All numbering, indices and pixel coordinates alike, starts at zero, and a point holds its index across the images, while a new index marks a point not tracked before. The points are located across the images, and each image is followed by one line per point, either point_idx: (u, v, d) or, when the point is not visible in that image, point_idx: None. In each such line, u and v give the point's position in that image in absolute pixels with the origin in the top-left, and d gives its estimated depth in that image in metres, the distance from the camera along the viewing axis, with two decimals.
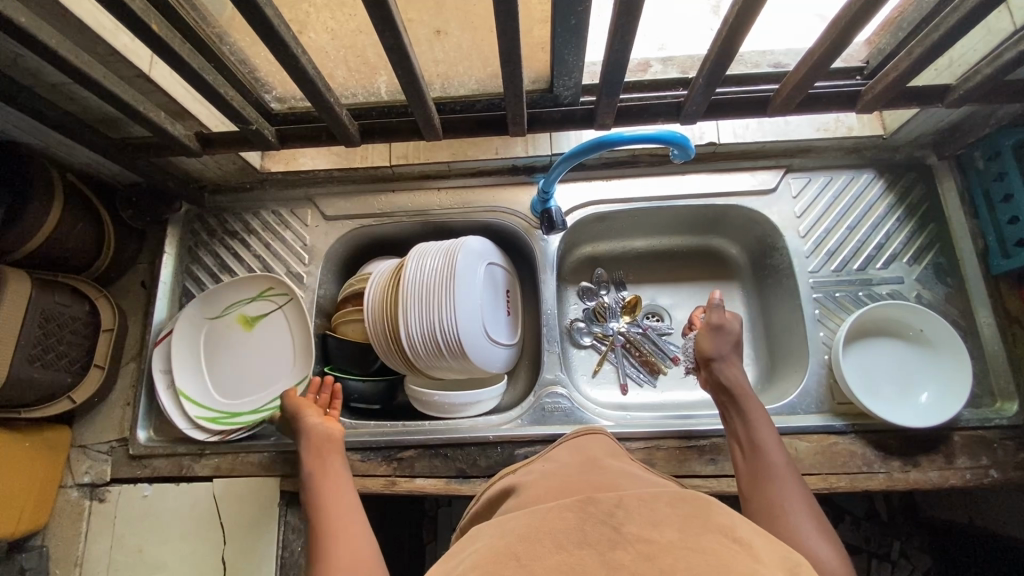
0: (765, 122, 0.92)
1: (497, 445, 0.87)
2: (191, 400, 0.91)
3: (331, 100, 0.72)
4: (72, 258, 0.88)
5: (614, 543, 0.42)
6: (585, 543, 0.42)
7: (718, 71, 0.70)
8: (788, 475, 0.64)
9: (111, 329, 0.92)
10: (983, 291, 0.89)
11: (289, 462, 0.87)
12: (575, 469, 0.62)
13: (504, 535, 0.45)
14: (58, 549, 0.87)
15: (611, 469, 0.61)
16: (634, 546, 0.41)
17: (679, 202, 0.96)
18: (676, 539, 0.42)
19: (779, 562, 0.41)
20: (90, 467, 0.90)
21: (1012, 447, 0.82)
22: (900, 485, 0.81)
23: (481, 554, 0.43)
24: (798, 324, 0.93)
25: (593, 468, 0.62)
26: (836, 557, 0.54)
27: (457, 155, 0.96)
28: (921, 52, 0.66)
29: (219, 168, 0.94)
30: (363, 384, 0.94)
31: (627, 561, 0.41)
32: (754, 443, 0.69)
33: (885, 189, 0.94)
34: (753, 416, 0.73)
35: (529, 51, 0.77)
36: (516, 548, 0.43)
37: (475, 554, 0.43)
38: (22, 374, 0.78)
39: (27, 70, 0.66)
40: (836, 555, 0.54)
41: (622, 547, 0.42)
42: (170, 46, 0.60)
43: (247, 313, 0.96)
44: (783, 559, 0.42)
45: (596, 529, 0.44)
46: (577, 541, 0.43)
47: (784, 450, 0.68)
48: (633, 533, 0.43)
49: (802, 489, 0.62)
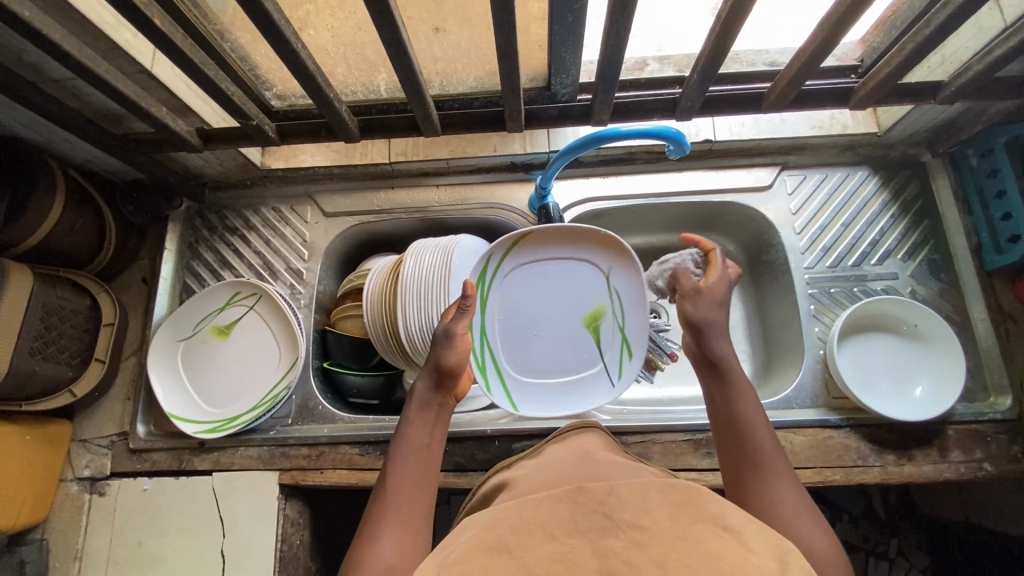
0: (761, 120, 0.93)
1: (494, 439, 0.88)
2: (182, 419, 0.89)
3: (331, 95, 0.72)
4: (73, 253, 0.89)
5: (607, 530, 0.43)
6: (577, 533, 0.43)
7: (711, 68, 0.71)
8: (773, 457, 0.58)
9: (112, 323, 0.92)
10: (976, 285, 0.89)
11: (289, 455, 0.88)
12: (568, 461, 0.63)
13: (497, 525, 0.45)
14: (58, 542, 0.88)
15: (603, 460, 0.63)
16: (627, 533, 0.42)
17: (676, 199, 0.97)
18: (666, 527, 0.43)
19: (769, 548, 0.41)
20: (91, 461, 0.91)
21: (1006, 441, 0.82)
22: (894, 478, 0.82)
23: (476, 541, 0.44)
24: (795, 320, 0.93)
25: (588, 459, 0.63)
26: (826, 552, 0.50)
27: (456, 152, 0.97)
28: (912, 47, 0.67)
29: (220, 165, 0.95)
30: (361, 379, 0.94)
31: (619, 548, 0.41)
32: (735, 423, 0.62)
33: (880, 186, 0.95)
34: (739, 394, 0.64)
35: (526, 49, 0.78)
36: (507, 539, 0.43)
37: (467, 542, 0.44)
38: (24, 366, 0.78)
39: (31, 65, 0.67)
40: (828, 549, 0.51)
41: (614, 534, 0.42)
42: (172, 41, 0.61)
43: (219, 324, 0.93)
44: (773, 546, 0.42)
45: (590, 517, 0.44)
46: (569, 530, 0.43)
47: (772, 431, 0.61)
48: (625, 521, 0.43)
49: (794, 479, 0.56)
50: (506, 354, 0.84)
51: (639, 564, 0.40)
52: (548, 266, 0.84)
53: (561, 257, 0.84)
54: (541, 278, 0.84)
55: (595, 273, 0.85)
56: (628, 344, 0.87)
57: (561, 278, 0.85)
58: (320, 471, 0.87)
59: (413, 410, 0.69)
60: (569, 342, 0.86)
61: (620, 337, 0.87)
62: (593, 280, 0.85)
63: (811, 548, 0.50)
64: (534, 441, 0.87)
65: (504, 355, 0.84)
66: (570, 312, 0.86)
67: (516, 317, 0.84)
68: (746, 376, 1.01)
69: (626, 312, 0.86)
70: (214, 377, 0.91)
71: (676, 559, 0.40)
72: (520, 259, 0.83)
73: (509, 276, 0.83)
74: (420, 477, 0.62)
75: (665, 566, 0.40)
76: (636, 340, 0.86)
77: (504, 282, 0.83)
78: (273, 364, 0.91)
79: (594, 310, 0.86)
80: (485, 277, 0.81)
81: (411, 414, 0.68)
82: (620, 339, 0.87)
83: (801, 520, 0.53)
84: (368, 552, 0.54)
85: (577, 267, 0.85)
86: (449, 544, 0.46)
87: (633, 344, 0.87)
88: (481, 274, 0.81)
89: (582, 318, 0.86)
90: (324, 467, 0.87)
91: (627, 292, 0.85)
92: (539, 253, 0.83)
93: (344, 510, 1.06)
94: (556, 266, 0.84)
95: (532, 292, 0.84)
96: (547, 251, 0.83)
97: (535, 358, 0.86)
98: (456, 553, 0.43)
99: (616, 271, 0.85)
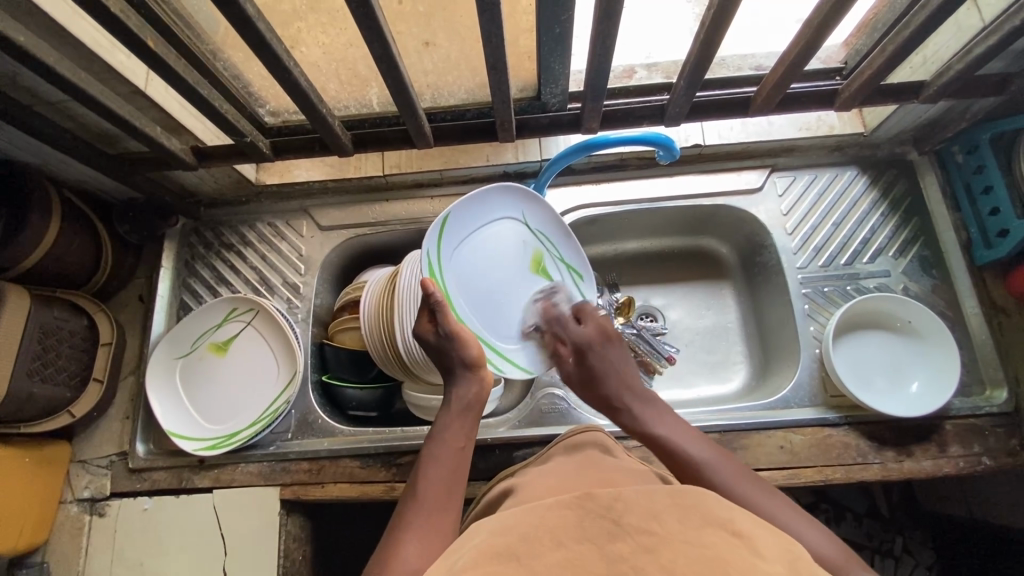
0: (749, 123, 0.95)
1: (495, 447, 0.87)
2: (181, 436, 0.89)
3: (324, 110, 0.73)
4: (70, 273, 0.89)
5: (613, 536, 0.43)
6: (585, 539, 0.43)
7: (698, 73, 0.72)
8: (753, 481, 0.62)
9: (110, 343, 0.92)
10: (968, 281, 0.90)
11: (290, 470, 0.88)
12: (574, 469, 0.63)
13: (504, 531, 0.45)
14: (58, 564, 0.87)
15: (610, 466, 0.63)
16: (635, 538, 0.42)
17: (668, 204, 0.98)
18: (676, 531, 0.43)
19: (775, 555, 0.42)
20: (90, 481, 0.90)
21: (1003, 434, 0.83)
22: (895, 475, 0.82)
23: (482, 548, 0.43)
24: (789, 320, 0.94)
25: (592, 466, 0.63)
26: (828, 539, 0.56)
27: (449, 163, 0.98)
28: (894, 49, 0.69)
29: (216, 183, 0.96)
30: (360, 392, 0.95)
31: (627, 552, 0.42)
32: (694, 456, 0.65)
33: (869, 184, 0.96)
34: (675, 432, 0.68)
35: (516, 60, 0.80)
36: (515, 547, 0.43)
37: (473, 552, 0.44)
38: (22, 388, 0.78)
39: (26, 88, 0.68)
40: (828, 537, 0.57)
41: (622, 539, 0.43)
42: (168, 63, 0.62)
43: (218, 340, 0.94)
44: (784, 550, 0.42)
45: (596, 523, 0.44)
46: (576, 537, 0.43)
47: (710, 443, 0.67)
48: (633, 525, 0.44)
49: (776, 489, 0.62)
50: (486, 330, 0.83)
51: (646, 569, 0.40)
52: (484, 237, 0.84)
53: (483, 219, 0.84)
54: (478, 248, 0.83)
55: (518, 225, 0.87)
56: (574, 269, 0.92)
57: (497, 239, 0.85)
58: (321, 485, 0.87)
59: (445, 415, 0.70)
60: (526, 292, 0.87)
61: (564, 267, 0.91)
62: (519, 231, 0.87)
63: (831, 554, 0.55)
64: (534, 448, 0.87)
65: (486, 327, 0.83)
66: (517, 267, 0.87)
67: (478, 295, 0.83)
68: (743, 378, 1.02)
69: (557, 243, 0.90)
70: (214, 394, 0.91)
71: (683, 564, 0.40)
72: (453, 241, 0.81)
73: (453, 259, 0.81)
74: (452, 486, 0.63)
75: (672, 571, 0.40)
76: (578, 262, 0.92)
77: (451, 269, 0.80)
78: (273, 378, 0.91)
79: (533, 257, 0.89)
80: (436, 269, 0.78)
81: (445, 418, 0.70)
82: (567, 269, 0.91)
83: (804, 528, 0.57)
84: (394, 551, 0.55)
85: (510, 220, 0.87)
86: (454, 554, 0.45)
87: (578, 267, 0.92)
88: (431, 269, 0.77)
89: (529, 268, 0.88)
90: (325, 481, 0.87)
91: (550, 226, 0.89)
92: (461, 230, 0.82)
93: (347, 522, 1.06)
94: (481, 235, 0.84)
95: (478, 265, 0.83)
96: (468, 226, 0.82)
97: (506, 321, 0.85)
98: (464, 560, 0.43)
99: (533, 213, 0.88)
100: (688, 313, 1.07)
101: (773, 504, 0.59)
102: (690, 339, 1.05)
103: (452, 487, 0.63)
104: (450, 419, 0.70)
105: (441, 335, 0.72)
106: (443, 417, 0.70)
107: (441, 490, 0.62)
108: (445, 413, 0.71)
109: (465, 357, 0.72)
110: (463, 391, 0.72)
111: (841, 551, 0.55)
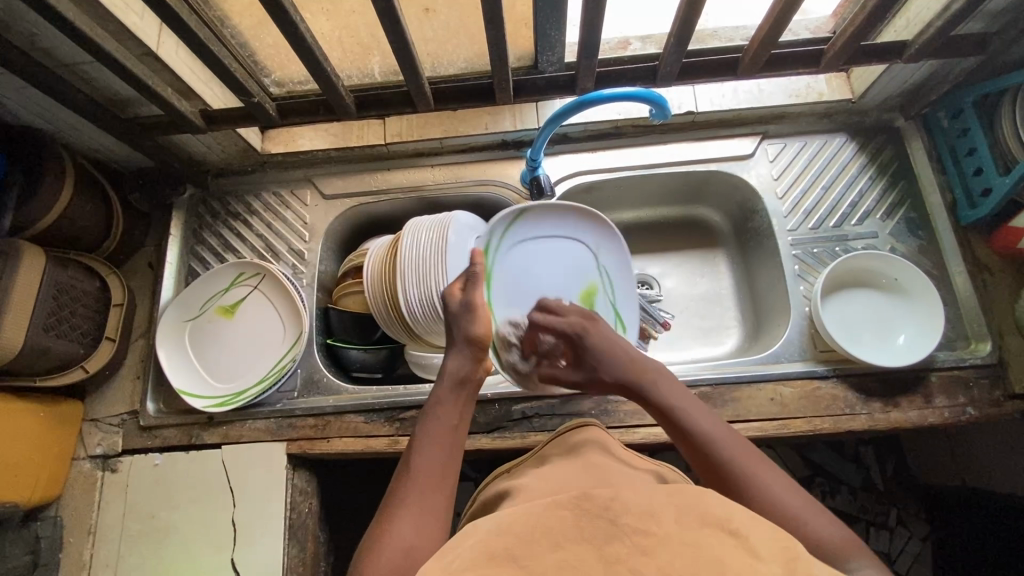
0: (740, 91, 0.97)
1: (494, 402, 0.90)
2: (190, 395, 0.92)
3: (329, 70, 0.76)
4: (82, 236, 0.92)
5: (612, 536, 0.45)
6: (583, 539, 0.45)
7: (688, 32, 0.74)
8: (751, 458, 0.59)
9: (121, 304, 0.95)
10: (954, 240, 0.93)
11: (295, 426, 0.91)
12: (573, 471, 0.64)
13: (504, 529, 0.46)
14: (71, 518, 0.90)
15: (608, 467, 0.64)
16: (632, 539, 0.44)
17: (663, 170, 1.01)
18: (673, 531, 0.44)
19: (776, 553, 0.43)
20: (103, 439, 0.93)
21: (987, 385, 0.85)
22: (881, 424, 0.84)
23: (482, 544, 0.45)
24: (780, 282, 0.97)
25: (592, 466, 0.64)
26: (829, 528, 0.54)
27: (449, 132, 1.00)
28: (874, 4, 0.71)
29: (222, 151, 0.98)
30: (364, 354, 0.98)
31: (625, 553, 0.44)
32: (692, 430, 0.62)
33: (856, 150, 0.99)
34: (687, 404, 0.65)
35: (514, 28, 0.83)
36: (515, 547, 0.45)
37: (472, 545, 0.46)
38: (39, 341, 0.81)
39: (44, 50, 0.71)
40: (829, 525, 0.54)
41: (620, 540, 0.44)
42: (179, 16, 0.65)
43: (225, 303, 0.96)
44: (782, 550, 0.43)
45: (595, 525, 0.46)
46: (575, 538, 0.45)
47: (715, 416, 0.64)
48: (630, 526, 0.45)
49: (776, 470, 0.58)
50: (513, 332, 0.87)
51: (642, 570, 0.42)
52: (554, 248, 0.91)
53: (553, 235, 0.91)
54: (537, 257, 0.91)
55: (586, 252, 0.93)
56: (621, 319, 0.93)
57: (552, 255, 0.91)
58: (327, 440, 0.90)
59: (440, 392, 0.72)
60: None
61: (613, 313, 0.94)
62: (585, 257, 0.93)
63: (828, 539, 0.53)
64: (531, 402, 0.90)
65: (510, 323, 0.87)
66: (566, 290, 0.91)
67: (518, 286, 0.89)
68: (736, 341, 1.05)
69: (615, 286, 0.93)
70: (220, 356, 0.94)
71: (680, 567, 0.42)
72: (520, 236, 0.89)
73: (511, 251, 0.90)
74: (447, 463, 0.65)
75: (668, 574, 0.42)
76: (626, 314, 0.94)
77: (506, 258, 0.89)
78: (278, 341, 0.94)
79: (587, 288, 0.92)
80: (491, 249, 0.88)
81: (443, 394, 0.71)
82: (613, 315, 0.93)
83: (804, 513, 0.55)
84: (389, 532, 0.57)
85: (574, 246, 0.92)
86: (455, 543, 0.47)
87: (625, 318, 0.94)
88: (488, 247, 0.87)
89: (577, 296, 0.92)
90: (331, 435, 0.90)
91: (617, 268, 0.93)
92: (533, 232, 0.90)
93: (353, 487, 1.10)
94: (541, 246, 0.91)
95: (531, 265, 0.90)
96: (536, 231, 0.90)
97: None
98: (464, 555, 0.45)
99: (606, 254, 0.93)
100: (682, 280, 1.10)
101: (767, 479, 0.57)
102: (684, 305, 1.08)
103: (445, 465, 0.65)
104: (443, 397, 0.71)
105: (463, 306, 0.77)
106: (437, 392, 0.72)
107: (434, 469, 0.64)
108: (439, 387, 0.73)
109: (473, 332, 0.75)
110: (457, 365, 0.74)
111: (841, 533, 0.54)
